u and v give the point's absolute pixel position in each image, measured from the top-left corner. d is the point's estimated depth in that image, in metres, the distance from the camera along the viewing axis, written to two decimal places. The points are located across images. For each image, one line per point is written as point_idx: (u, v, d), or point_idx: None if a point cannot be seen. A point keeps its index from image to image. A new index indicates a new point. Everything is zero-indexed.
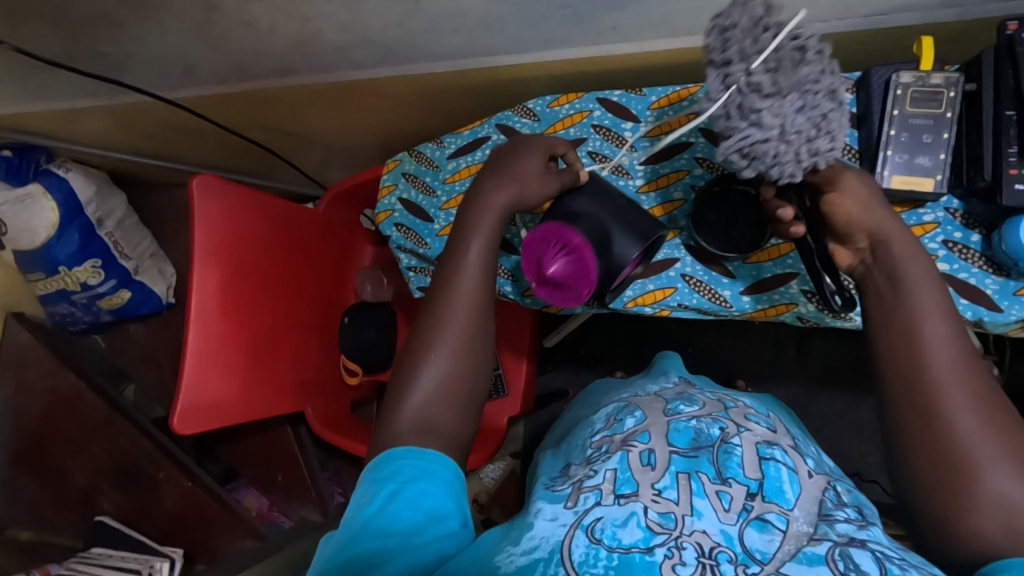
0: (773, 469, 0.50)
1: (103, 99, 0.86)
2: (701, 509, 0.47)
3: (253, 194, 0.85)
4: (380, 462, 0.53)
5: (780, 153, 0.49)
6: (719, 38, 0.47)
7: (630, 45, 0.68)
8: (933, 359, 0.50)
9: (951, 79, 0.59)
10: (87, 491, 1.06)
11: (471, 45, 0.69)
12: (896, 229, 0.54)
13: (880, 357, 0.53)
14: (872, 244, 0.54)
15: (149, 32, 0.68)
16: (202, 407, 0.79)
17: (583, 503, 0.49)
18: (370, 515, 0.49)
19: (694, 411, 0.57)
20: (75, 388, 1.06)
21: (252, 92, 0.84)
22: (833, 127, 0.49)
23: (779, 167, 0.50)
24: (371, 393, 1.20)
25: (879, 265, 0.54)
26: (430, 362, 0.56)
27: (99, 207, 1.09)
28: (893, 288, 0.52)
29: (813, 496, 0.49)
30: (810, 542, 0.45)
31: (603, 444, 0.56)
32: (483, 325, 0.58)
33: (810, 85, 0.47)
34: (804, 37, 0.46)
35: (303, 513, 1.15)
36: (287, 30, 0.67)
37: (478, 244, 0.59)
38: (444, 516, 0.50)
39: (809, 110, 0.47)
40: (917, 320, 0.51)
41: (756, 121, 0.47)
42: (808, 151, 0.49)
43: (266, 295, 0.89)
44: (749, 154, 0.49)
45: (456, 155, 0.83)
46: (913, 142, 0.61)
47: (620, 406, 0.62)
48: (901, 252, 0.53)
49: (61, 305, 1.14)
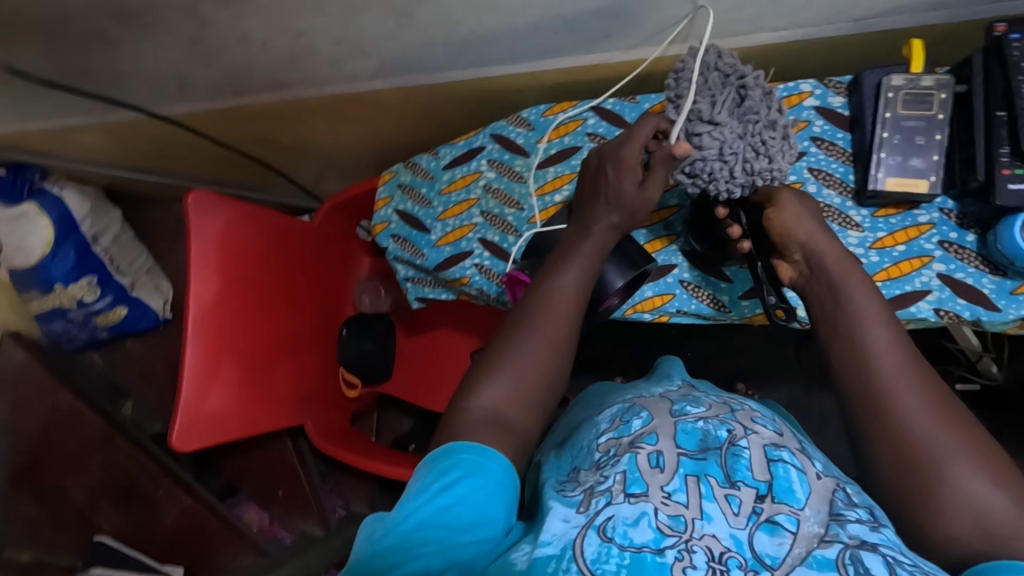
0: (781, 470, 0.49)
1: (97, 116, 0.86)
2: (710, 512, 0.47)
3: (250, 211, 0.85)
4: (442, 454, 0.52)
5: (715, 172, 0.59)
6: (676, 78, 0.60)
7: (624, 53, 0.69)
8: (877, 368, 0.52)
9: (942, 81, 0.59)
10: (85, 510, 1.04)
11: (466, 56, 0.70)
12: (829, 245, 0.58)
13: (831, 362, 0.56)
14: (805, 256, 0.59)
15: (143, 49, 0.68)
16: (202, 421, 0.79)
17: (594, 505, 0.49)
18: (420, 504, 0.49)
19: (702, 412, 0.57)
20: (72, 406, 1.05)
21: (246, 107, 0.84)
22: (771, 151, 0.58)
23: (716, 183, 0.60)
24: (370, 405, 1.20)
25: (818, 276, 0.58)
26: (494, 379, 0.57)
27: (94, 224, 1.09)
28: (832, 296, 0.57)
29: (823, 497, 0.48)
30: (820, 545, 0.44)
31: (610, 448, 0.55)
32: (558, 362, 0.60)
33: (751, 116, 0.58)
34: (749, 81, 0.58)
35: (304, 527, 1.14)
36: (280, 44, 0.67)
37: (573, 275, 0.62)
38: (492, 520, 0.49)
39: (746, 137, 0.58)
40: (859, 327, 0.54)
41: (699, 142, 0.58)
42: (746, 169, 0.59)
43: (264, 307, 0.89)
44: (690, 171, 0.60)
45: (451, 165, 0.83)
46: (906, 144, 0.61)
47: (625, 406, 0.62)
48: (833, 266, 0.57)
49: (57, 323, 1.13)
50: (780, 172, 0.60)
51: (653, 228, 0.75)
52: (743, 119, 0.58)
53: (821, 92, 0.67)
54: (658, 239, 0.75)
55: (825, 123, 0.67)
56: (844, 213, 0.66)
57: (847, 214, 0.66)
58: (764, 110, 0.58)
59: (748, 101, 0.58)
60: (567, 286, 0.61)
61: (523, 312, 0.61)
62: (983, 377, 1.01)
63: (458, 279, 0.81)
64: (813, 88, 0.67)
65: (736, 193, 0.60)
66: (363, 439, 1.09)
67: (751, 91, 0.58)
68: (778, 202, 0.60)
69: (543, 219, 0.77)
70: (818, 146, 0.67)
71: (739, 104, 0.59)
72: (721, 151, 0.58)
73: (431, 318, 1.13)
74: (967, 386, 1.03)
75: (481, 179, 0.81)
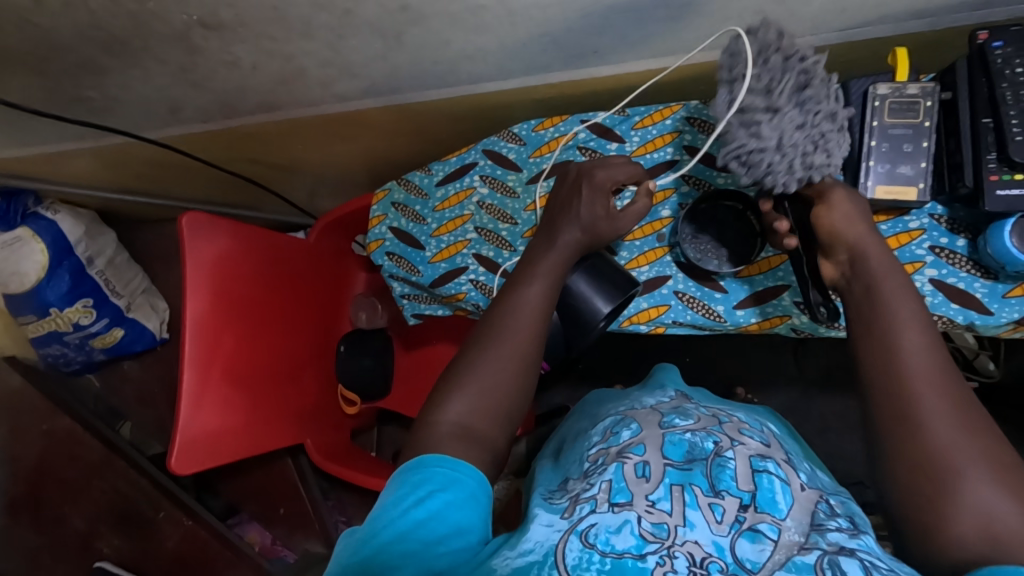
0: (766, 480, 0.49)
1: (88, 142, 0.85)
2: (693, 520, 0.47)
3: (247, 230, 0.86)
4: (414, 467, 0.52)
5: (773, 166, 0.59)
6: (729, 62, 0.57)
7: (613, 67, 0.69)
8: (910, 369, 0.52)
9: (927, 89, 0.60)
10: (85, 535, 1.04)
11: (454, 74, 0.70)
12: (875, 248, 0.58)
13: (862, 360, 0.55)
14: (852, 258, 0.58)
15: (133, 76, 0.68)
16: (199, 441, 0.78)
17: (578, 512, 0.49)
18: (395, 516, 0.49)
19: (689, 424, 0.56)
20: (70, 431, 1.05)
21: (237, 129, 0.84)
22: (828, 146, 0.58)
23: (773, 175, 0.59)
24: (370, 421, 1.19)
25: (858, 279, 0.58)
26: (462, 394, 0.57)
27: (89, 246, 1.08)
28: (870, 300, 0.56)
29: (805, 507, 0.48)
30: (800, 551, 0.44)
31: (600, 457, 0.56)
32: (527, 375, 0.60)
33: (812, 105, 0.57)
34: (813, 65, 0.56)
35: (307, 545, 1.14)
36: (270, 68, 0.68)
37: (539, 286, 0.62)
38: (468, 530, 0.50)
39: (806, 129, 0.57)
40: (895, 330, 0.54)
41: (757, 133, 0.57)
42: (803, 164, 0.59)
43: (261, 326, 0.89)
44: (746, 160, 0.59)
45: (444, 182, 0.83)
46: (893, 153, 0.62)
47: (618, 418, 0.62)
48: (876, 267, 0.57)
49: (53, 347, 1.11)
50: (834, 167, 0.60)
51: (646, 240, 0.75)
52: (804, 108, 0.57)
53: None
54: (653, 251, 0.75)
55: None
56: None
57: None
58: (824, 99, 0.57)
59: (810, 88, 0.56)
60: (544, 290, 0.62)
61: (497, 319, 0.61)
62: (981, 374, 1.02)
63: (455, 294, 0.81)
64: None
65: (792, 186, 0.60)
66: (363, 456, 1.08)
67: (814, 77, 0.56)
68: (829, 201, 0.59)
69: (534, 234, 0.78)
70: None
71: (802, 90, 0.56)
72: (781, 142, 0.57)
73: (430, 333, 1.13)
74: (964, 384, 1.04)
75: (474, 195, 0.81)
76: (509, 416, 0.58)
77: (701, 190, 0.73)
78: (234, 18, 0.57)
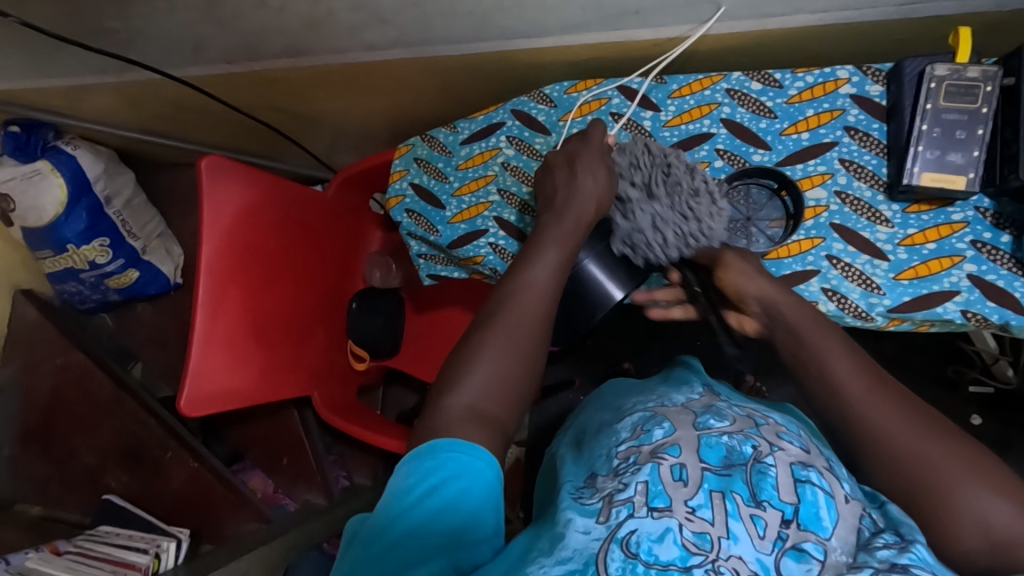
0: (809, 493, 0.46)
1: (110, 76, 0.83)
2: (736, 532, 0.44)
3: (263, 179, 0.84)
4: (425, 453, 0.50)
5: (650, 241, 0.65)
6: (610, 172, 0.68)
7: (653, 31, 0.66)
8: (866, 389, 0.53)
9: (988, 73, 0.57)
10: (93, 470, 1.05)
11: (487, 28, 0.68)
12: (781, 295, 0.60)
13: (810, 392, 0.56)
14: (761, 309, 0.60)
15: (157, 8, 0.67)
16: (211, 396, 0.79)
17: (615, 516, 0.46)
18: (406, 506, 0.48)
19: (726, 426, 0.53)
20: (82, 366, 1.05)
21: (262, 73, 0.82)
22: (700, 214, 0.63)
23: (654, 250, 0.65)
24: (377, 379, 1.20)
25: (776, 324, 0.59)
26: (481, 360, 0.56)
27: (107, 185, 1.08)
28: (793, 339, 0.58)
29: (850, 525, 0.46)
30: (849, 571, 0.42)
31: (631, 455, 0.52)
32: (533, 349, 0.58)
33: (676, 187, 0.64)
34: (671, 159, 0.65)
35: (308, 496, 1.15)
36: (297, 10, 0.66)
37: (542, 267, 0.60)
38: (482, 519, 0.49)
39: (674, 207, 0.63)
40: (825, 362, 0.55)
41: (632, 216, 0.65)
42: (679, 236, 0.64)
43: (273, 284, 0.88)
44: (630, 242, 0.66)
45: (469, 141, 0.81)
46: (944, 139, 0.59)
47: (646, 415, 0.58)
48: (788, 312, 0.58)
49: (70, 284, 1.13)
50: (714, 233, 0.63)
51: None
52: (672, 191, 0.64)
53: (858, 80, 0.65)
54: None
55: (861, 112, 0.65)
56: (874, 208, 0.64)
57: (877, 209, 0.64)
58: (686, 180, 0.64)
59: (673, 174, 0.64)
60: (559, 260, 0.61)
61: (508, 291, 0.59)
62: (998, 380, 1.01)
63: (472, 257, 0.79)
64: (850, 75, 0.65)
65: (676, 255, 0.65)
66: (370, 415, 1.08)
67: (673, 165, 0.64)
68: (724, 262, 0.62)
69: None
70: (851, 136, 0.65)
71: (667, 177, 0.64)
72: (654, 221, 0.64)
73: (442, 297, 1.12)
74: (980, 389, 1.02)
75: (499, 156, 0.79)
76: (524, 381, 0.57)
77: (735, 166, 0.69)
78: None
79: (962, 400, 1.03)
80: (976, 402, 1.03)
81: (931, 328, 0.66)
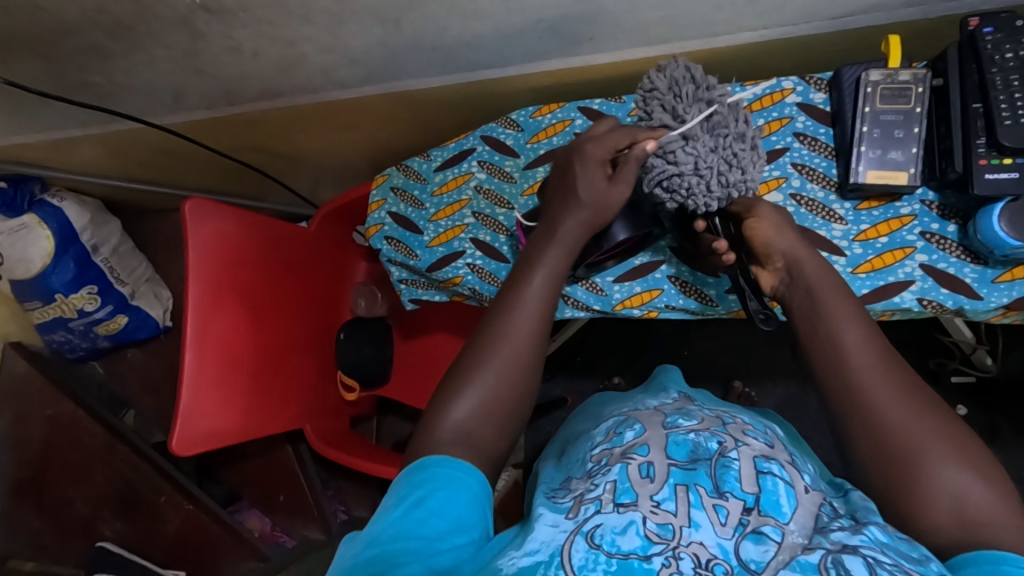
0: (769, 483, 0.48)
1: (94, 128, 0.86)
2: (698, 520, 0.46)
3: (245, 218, 0.86)
4: (411, 471, 0.53)
5: (691, 186, 0.60)
6: (644, 100, 0.62)
7: (611, 54, 0.70)
8: (838, 370, 0.55)
9: (919, 75, 0.61)
10: (86, 519, 1.04)
11: (454, 61, 0.71)
12: (808, 256, 0.61)
13: (815, 363, 0.58)
14: (787, 263, 0.61)
15: (137, 61, 0.70)
16: (202, 435, 0.79)
17: (583, 512, 0.48)
18: (395, 517, 0.49)
19: (693, 425, 0.56)
20: (73, 416, 1.05)
21: (242, 116, 0.86)
22: (743, 163, 0.60)
23: (693, 198, 0.61)
24: (370, 409, 1.21)
25: (798, 284, 0.60)
26: (476, 382, 0.57)
27: (94, 234, 1.10)
28: (811, 302, 0.59)
29: (809, 511, 0.48)
30: (804, 552, 0.43)
31: (603, 458, 0.54)
32: (528, 368, 0.59)
33: (720, 131, 0.60)
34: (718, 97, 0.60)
35: (305, 532, 1.15)
36: (271, 54, 0.69)
37: (543, 278, 0.62)
38: (468, 526, 0.50)
39: (718, 152, 0.60)
40: (836, 327, 0.57)
41: (674, 158, 0.60)
42: (721, 182, 0.60)
43: (261, 320, 0.90)
44: (666, 186, 0.61)
45: (442, 168, 0.85)
46: (885, 138, 0.63)
47: (620, 419, 0.61)
48: (811, 271, 0.60)
49: (58, 333, 1.14)
50: (752, 184, 0.61)
51: None
52: (715, 133, 0.60)
53: (802, 89, 0.69)
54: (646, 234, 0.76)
55: (808, 119, 0.68)
56: (827, 207, 0.68)
57: (831, 208, 0.68)
58: (731, 124, 0.60)
59: (718, 116, 0.60)
60: (545, 284, 0.62)
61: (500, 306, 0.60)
62: (977, 369, 1.03)
63: (451, 279, 0.81)
64: (794, 86, 0.69)
65: (713, 205, 0.62)
66: (361, 444, 1.08)
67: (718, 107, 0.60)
68: (757, 214, 0.63)
69: (534, 191, 0.79)
70: (801, 142, 0.69)
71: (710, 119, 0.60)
72: (696, 165, 0.60)
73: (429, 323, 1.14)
74: (962, 378, 1.05)
75: (472, 180, 0.82)
76: (515, 392, 0.58)
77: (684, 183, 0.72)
78: (235, 3, 0.59)
79: (945, 392, 1.06)
80: (960, 392, 1.06)
81: (892, 318, 0.69)
